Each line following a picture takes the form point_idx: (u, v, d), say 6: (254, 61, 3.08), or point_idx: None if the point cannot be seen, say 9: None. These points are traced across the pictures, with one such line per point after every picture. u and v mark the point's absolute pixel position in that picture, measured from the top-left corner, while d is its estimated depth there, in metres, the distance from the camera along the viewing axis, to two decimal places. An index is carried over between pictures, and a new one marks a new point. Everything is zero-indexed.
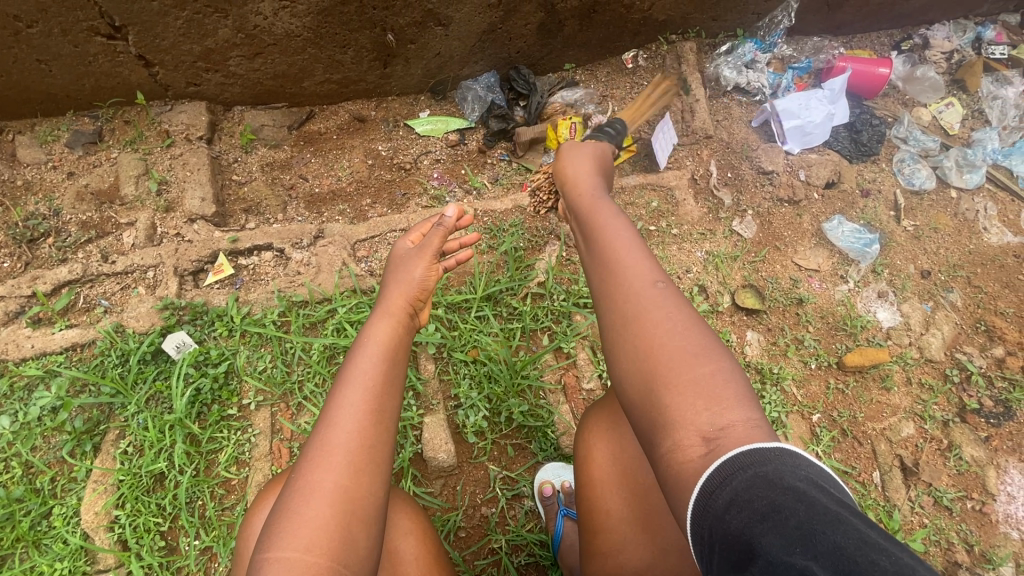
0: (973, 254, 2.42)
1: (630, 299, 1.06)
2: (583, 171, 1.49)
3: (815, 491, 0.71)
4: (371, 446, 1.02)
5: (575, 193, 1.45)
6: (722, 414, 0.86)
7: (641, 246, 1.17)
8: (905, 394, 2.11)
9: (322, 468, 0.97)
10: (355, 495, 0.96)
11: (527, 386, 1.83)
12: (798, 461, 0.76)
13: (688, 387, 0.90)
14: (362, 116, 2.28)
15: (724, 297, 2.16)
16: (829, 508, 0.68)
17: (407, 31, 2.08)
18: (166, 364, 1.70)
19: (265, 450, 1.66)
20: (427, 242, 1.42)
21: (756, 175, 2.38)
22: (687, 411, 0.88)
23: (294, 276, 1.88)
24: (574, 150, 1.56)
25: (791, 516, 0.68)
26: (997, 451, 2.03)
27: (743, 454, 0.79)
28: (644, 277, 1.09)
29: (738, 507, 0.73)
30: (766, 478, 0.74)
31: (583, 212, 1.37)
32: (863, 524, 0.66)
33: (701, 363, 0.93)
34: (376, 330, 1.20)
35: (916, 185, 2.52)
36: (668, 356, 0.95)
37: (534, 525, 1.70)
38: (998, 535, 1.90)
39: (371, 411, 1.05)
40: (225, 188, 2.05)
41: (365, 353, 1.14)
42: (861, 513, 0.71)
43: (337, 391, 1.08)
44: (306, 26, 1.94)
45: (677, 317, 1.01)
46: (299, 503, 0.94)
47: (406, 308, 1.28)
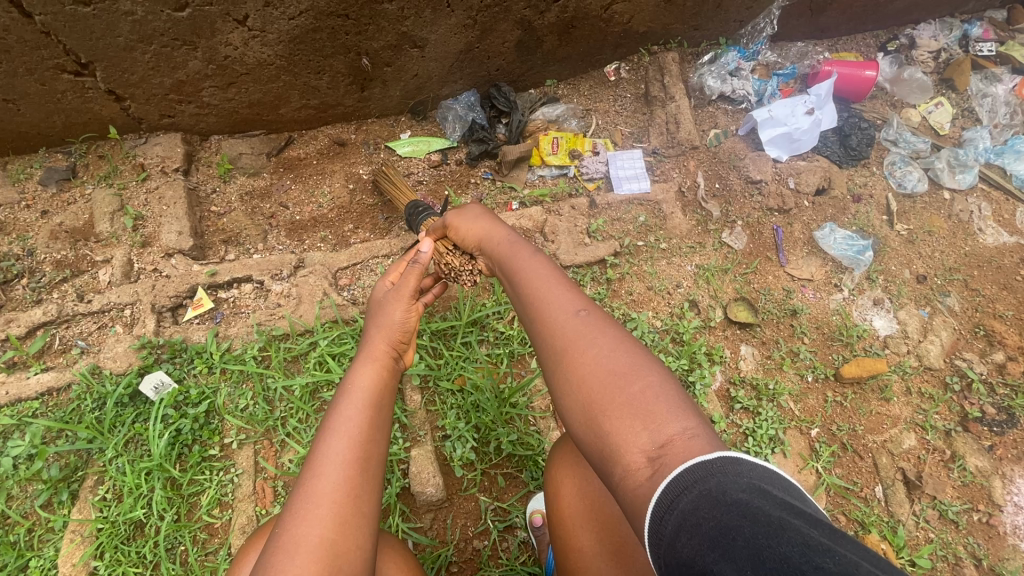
0: (970, 257, 2.37)
1: (556, 330, 1.04)
2: (485, 228, 1.40)
3: (758, 498, 0.68)
4: (359, 497, 0.96)
5: (488, 245, 1.37)
6: (660, 429, 0.84)
7: (558, 274, 1.15)
8: (904, 404, 2.07)
9: (306, 522, 0.91)
10: (343, 549, 0.90)
11: (516, 414, 1.80)
12: (739, 467, 0.73)
13: (624, 410, 0.88)
14: (342, 140, 2.25)
15: (716, 311, 2.11)
16: (772, 516, 0.65)
17: (383, 54, 2.05)
18: (143, 405, 1.66)
19: (249, 491, 1.61)
20: (404, 281, 1.38)
21: (744, 185, 2.35)
22: (627, 435, 0.86)
23: (275, 308, 1.85)
24: (463, 215, 1.47)
25: (738, 535, 0.64)
26: (1002, 460, 1.98)
27: (686, 472, 0.76)
28: (564, 306, 1.07)
29: (687, 532, 0.70)
30: (710, 496, 0.70)
31: (502, 257, 1.30)
32: (806, 525, 0.64)
33: (633, 382, 0.91)
34: (359, 374, 1.16)
35: (908, 188, 2.48)
36: (599, 381, 0.93)
37: (528, 557, 1.65)
38: (1006, 548, 1.85)
39: (357, 460, 1.00)
40: (204, 220, 2.01)
41: (349, 401, 1.09)
42: (808, 509, 0.68)
43: (321, 440, 1.03)
44: (278, 54, 1.91)
45: (602, 340, 0.99)
46: (282, 560, 0.87)
47: (389, 351, 1.24)
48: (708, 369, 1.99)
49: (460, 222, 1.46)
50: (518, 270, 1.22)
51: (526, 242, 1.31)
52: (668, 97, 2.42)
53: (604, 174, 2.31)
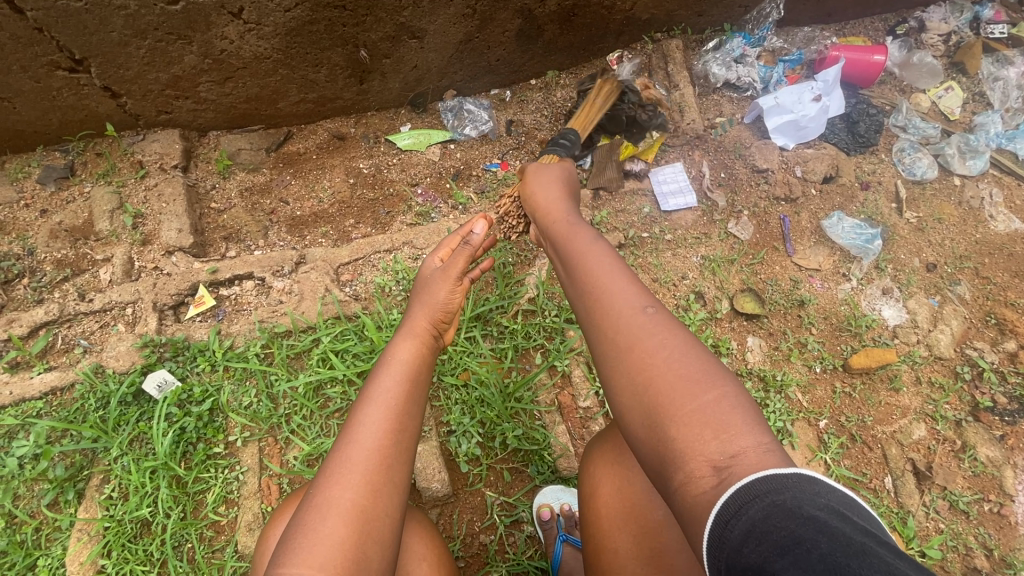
0: (981, 244, 2.33)
1: (621, 328, 1.01)
2: (552, 199, 1.51)
3: (837, 521, 0.66)
4: (391, 466, 0.95)
5: (548, 223, 1.45)
6: (731, 441, 0.81)
7: (622, 266, 1.13)
8: (914, 394, 2.04)
9: (341, 485, 0.91)
10: (373, 515, 0.89)
11: (521, 409, 1.78)
12: (816, 488, 0.71)
13: (692, 416, 0.85)
14: (341, 134, 2.23)
15: (722, 303, 2.08)
16: (853, 539, 0.63)
17: (381, 45, 2.02)
18: (147, 404, 1.66)
19: (254, 488, 1.61)
20: (452, 262, 1.35)
21: (750, 174, 2.32)
22: (693, 441, 0.83)
23: (277, 305, 1.84)
24: (540, 179, 1.58)
25: (813, 548, 0.63)
26: (1014, 450, 1.95)
27: (758, 481, 0.74)
28: (630, 302, 1.05)
29: (756, 539, 0.68)
30: (783, 508, 0.69)
31: (562, 239, 1.35)
32: (889, 554, 0.61)
33: (705, 391, 0.87)
34: (399, 349, 1.16)
35: (917, 175, 2.44)
36: (666, 384, 0.90)
37: (535, 551, 1.65)
38: (1018, 538, 1.82)
39: (393, 429, 0.99)
40: (204, 216, 2.00)
41: (387, 371, 1.10)
42: (886, 542, 0.66)
43: (359, 407, 1.03)
44: (275, 47, 1.89)
45: (671, 342, 0.96)
46: (315, 520, 0.87)
47: (429, 329, 1.25)
48: None
49: (531, 188, 1.58)
50: (581, 258, 1.22)
51: (586, 228, 1.34)
52: (673, 86, 2.41)
53: (659, 198, 2.22)
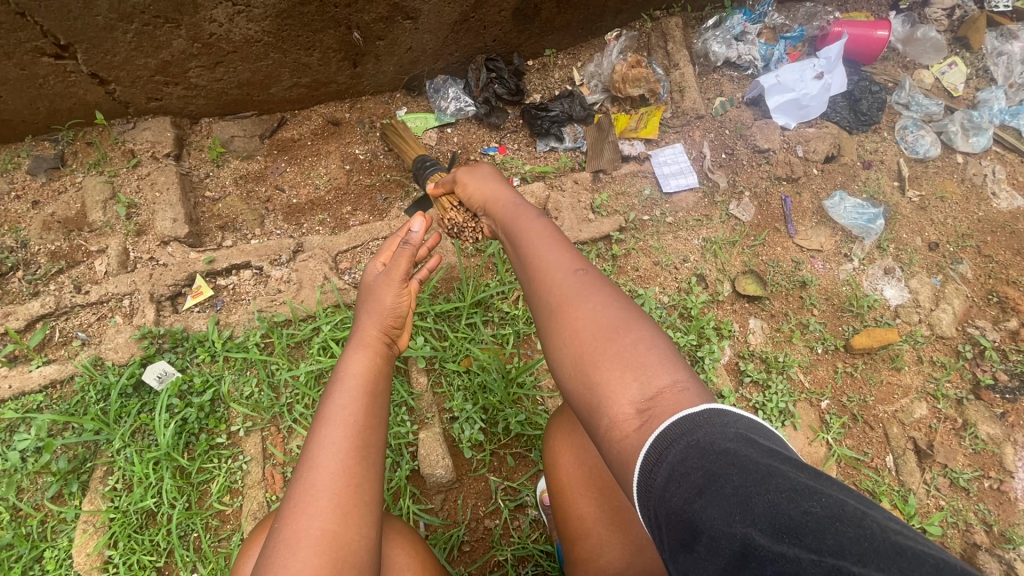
0: (983, 222, 2.32)
1: (552, 287, 1.01)
2: (494, 185, 1.37)
3: (745, 448, 0.66)
4: (359, 486, 0.95)
5: (495, 207, 1.32)
6: (650, 381, 0.82)
7: (555, 232, 1.12)
8: (916, 373, 2.04)
9: (307, 515, 0.91)
10: (345, 540, 0.90)
11: (523, 394, 1.78)
12: (726, 418, 0.72)
13: (613, 362, 0.86)
14: (336, 119, 2.19)
15: (724, 285, 2.07)
16: (760, 464, 0.64)
17: (374, 27, 1.97)
18: (147, 396, 1.65)
19: (258, 477, 1.61)
20: (394, 266, 1.31)
21: (751, 154, 2.29)
22: (616, 386, 0.84)
23: (275, 295, 1.82)
24: (474, 174, 1.43)
25: (726, 483, 0.63)
26: (1015, 427, 1.97)
27: (673, 426, 0.74)
28: (559, 264, 1.04)
29: (676, 481, 0.68)
30: (698, 447, 0.68)
31: (505, 222, 1.25)
32: (792, 469, 0.63)
33: (624, 335, 0.88)
34: (351, 362, 1.12)
35: (920, 153, 2.41)
36: (590, 334, 0.91)
37: (540, 535, 1.66)
38: (1017, 513, 1.84)
39: (354, 449, 0.98)
40: (199, 206, 1.97)
41: (342, 387, 1.07)
42: (793, 456, 0.68)
43: (315, 432, 1.01)
44: (266, 30, 1.84)
45: (596, 295, 0.96)
46: (284, 555, 0.87)
47: (381, 337, 1.20)
48: (716, 344, 1.96)
49: (470, 180, 1.42)
50: (518, 235, 1.18)
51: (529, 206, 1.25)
52: (673, 65, 2.37)
53: (658, 177, 2.20)
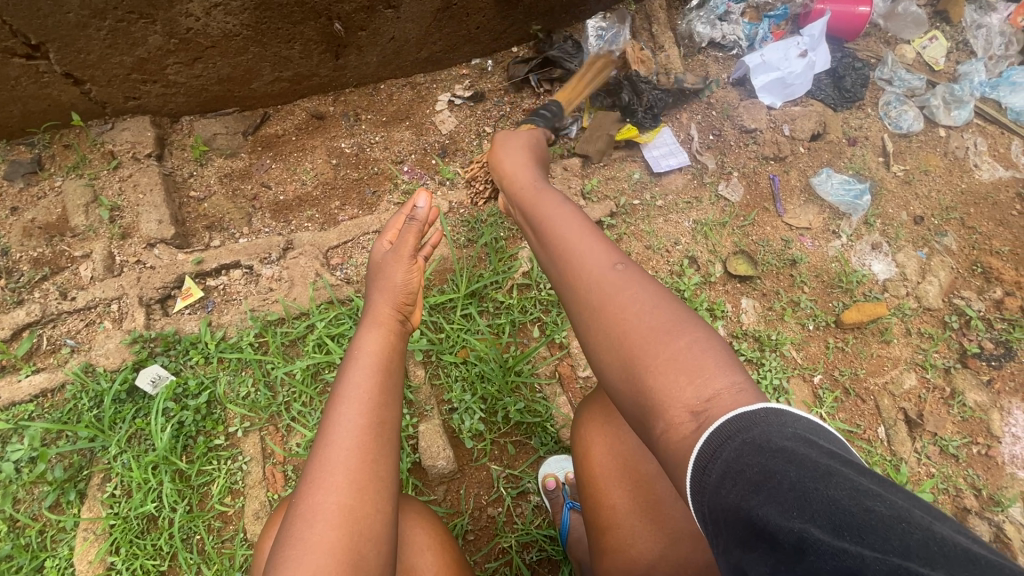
0: (966, 194, 2.35)
1: (591, 283, 1.04)
2: (518, 163, 1.53)
3: (804, 447, 0.67)
4: (374, 461, 0.97)
5: (510, 182, 1.49)
6: (706, 384, 0.82)
7: (592, 228, 1.17)
8: (905, 345, 2.08)
9: (324, 490, 0.92)
10: (361, 515, 0.91)
11: (521, 382, 1.78)
12: (784, 417, 0.72)
13: (667, 365, 0.86)
14: (320, 113, 2.16)
15: (716, 266, 2.09)
16: (819, 463, 0.64)
17: (355, 17, 1.94)
18: (142, 401, 1.63)
19: (259, 477, 1.61)
20: (401, 242, 1.34)
21: (738, 135, 2.29)
22: (670, 389, 0.84)
23: (267, 293, 1.80)
24: (506, 146, 1.59)
25: (783, 480, 0.63)
26: (1000, 393, 2.02)
27: (732, 421, 0.74)
28: (598, 262, 1.06)
29: (732, 478, 0.69)
30: (754, 444, 0.69)
31: (523, 202, 1.40)
32: (854, 473, 0.63)
33: (676, 338, 0.89)
34: (366, 340, 1.15)
35: (903, 128, 2.43)
36: (640, 335, 0.92)
37: (543, 520, 1.68)
38: (1005, 477, 1.90)
39: (370, 425, 1.00)
40: (184, 206, 1.94)
41: (358, 365, 1.09)
42: (855, 461, 0.67)
43: (332, 409, 1.02)
44: (244, 23, 1.80)
45: (641, 294, 0.98)
46: (302, 528, 0.89)
47: (394, 315, 1.23)
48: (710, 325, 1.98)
49: (500, 154, 1.59)
50: (546, 224, 1.26)
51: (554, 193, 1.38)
52: (658, 48, 2.37)
53: (648, 159, 2.20)
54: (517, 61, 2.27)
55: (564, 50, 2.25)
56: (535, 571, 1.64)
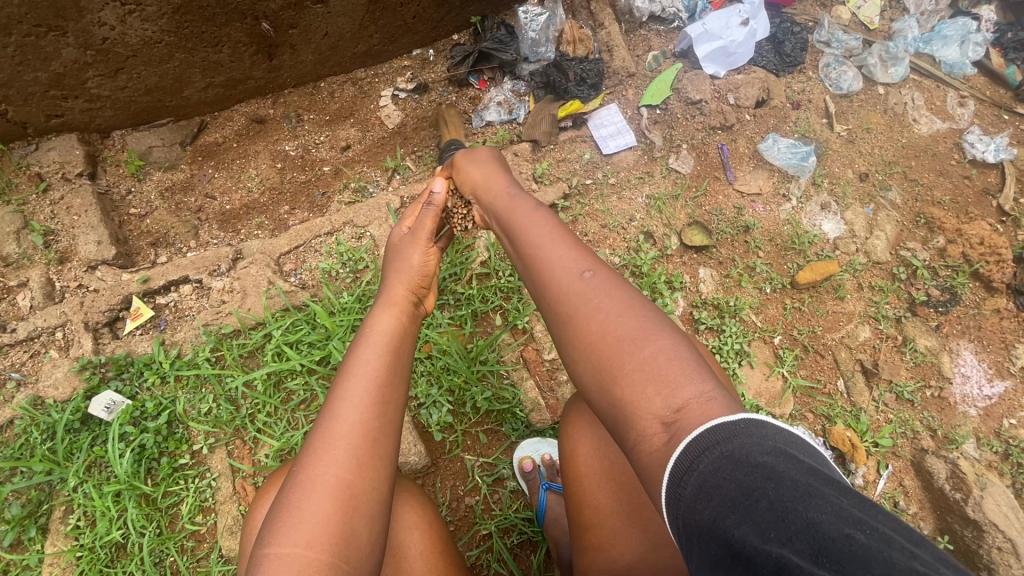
0: (907, 148, 2.43)
1: (561, 292, 1.05)
2: (487, 172, 1.44)
3: (783, 464, 0.67)
4: (376, 439, 0.98)
5: (484, 194, 1.40)
6: (674, 394, 0.84)
7: (566, 233, 1.15)
8: (857, 300, 2.15)
9: (325, 462, 0.93)
10: (359, 490, 0.93)
11: (487, 371, 1.79)
12: (765, 432, 0.72)
13: (636, 376, 0.89)
14: (260, 117, 2.10)
15: (671, 239, 2.12)
16: (799, 483, 0.63)
17: (284, 15, 1.88)
18: (98, 428, 1.59)
19: (229, 492, 1.59)
20: (420, 225, 1.42)
21: (684, 107, 2.31)
22: (640, 400, 0.87)
23: (219, 306, 1.76)
24: (472, 156, 1.50)
25: (762, 498, 0.63)
26: (949, 337, 2.12)
27: (705, 434, 0.75)
28: (569, 269, 1.07)
29: (707, 494, 0.69)
30: (732, 459, 0.70)
31: (499, 214, 1.32)
32: (835, 493, 0.62)
33: (643, 347, 0.91)
34: (380, 320, 1.17)
35: (844, 88, 2.49)
36: (608, 347, 0.94)
37: (521, 504, 1.70)
38: (958, 416, 2.00)
39: (376, 404, 1.01)
40: (125, 224, 1.87)
41: (369, 343, 1.11)
42: (837, 480, 0.66)
43: (339, 384, 1.04)
44: (165, 28, 1.73)
45: (610, 302, 0.99)
46: (300, 497, 0.91)
47: (408, 297, 1.26)
48: (669, 297, 2.01)
49: (466, 164, 1.49)
50: (518, 229, 1.23)
51: (526, 197, 1.33)
52: (598, 25, 2.37)
53: (597, 138, 2.21)
54: (451, 58, 2.26)
55: (497, 40, 2.22)
56: (517, 553, 1.66)
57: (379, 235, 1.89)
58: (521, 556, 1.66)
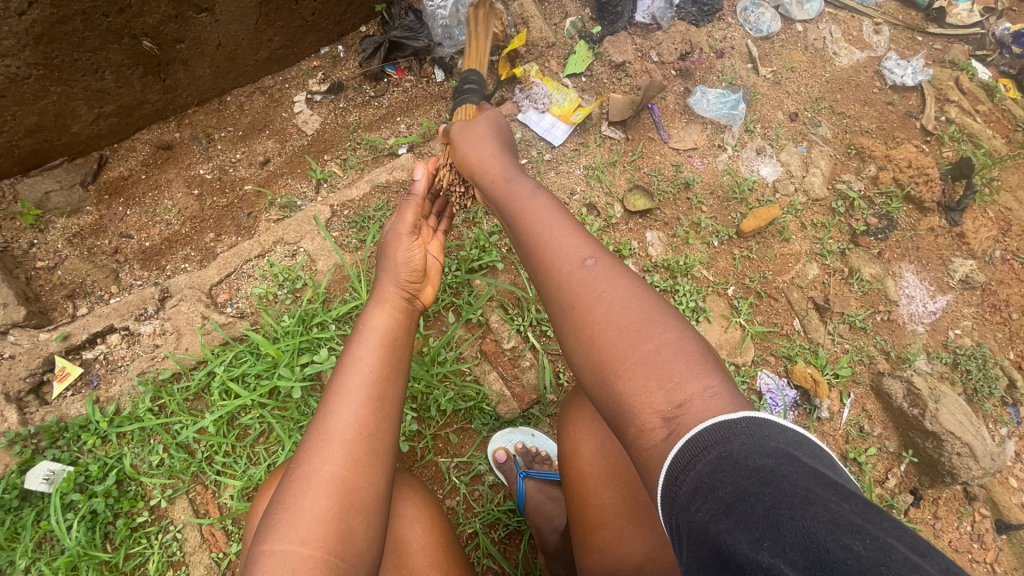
0: (831, 82, 2.46)
1: (561, 281, 1.02)
2: (487, 153, 1.35)
3: (784, 466, 0.65)
4: (372, 435, 0.95)
5: (483, 178, 1.32)
6: (677, 389, 0.82)
7: (567, 216, 1.11)
8: (802, 239, 2.19)
9: (319, 458, 0.91)
10: (354, 486, 0.89)
11: (448, 371, 1.76)
12: (767, 430, 0.71)
13: (637, 369, 0.87)
14: (166, 143, 1.96)
15: (615, 208, 2.10)
16: (799, 488, 0.61)
17: (166, 30, 1.75)
18: (41, 501, 1.49)
19: (198, 541, 1.52)
20: (400, 217, 1.35)
21: (610, 71, 2.28)
22: (641, 394, 0.85)
23: (153, 352, 1.65)
24: (467, 132, 1.42)
25: (757, 504, 0.61)
26: (891, 261, 2.18)
27: (706, 432, 0.74)
28: (571, 256, 1.03)
29: (702, 496, 0.68)
30: (730, 461, 0.68)
31: (498, 200, 1.25)
32: (836, 499, 0.59)
33: (646, 339, 0.89)
34: (374, 317, 1.14)
35: (763, 31, 2.48)
36: (609, 338, 0.92)
37: (502, 496, 1.68)
38: (907, 335, 2.08)
39: (370, 401, 0.98)
40: (33, 280, 1.73)
41: (362, 341, 1.08)
42: (841, 484, 0.63)
43: (334, 381, 1.01)
44: (31, 62, 1.59)
45: (613, 291, 0.96)
46: (295, 494, 0.88)
47: (400, 293, 1.22)
48: None
49: (463, 145, 1.41)
50: (517, 214, 1.18)
51: (525, 180, 1.24)
52: None
53: (517, 104, 2.19)
54: (362, 52, 2.13)
55: (406, 28, 2.07)
56: (506, 547, 1.65)
57: (313, 249, 1.80)
58: (510, 549, 1.65)
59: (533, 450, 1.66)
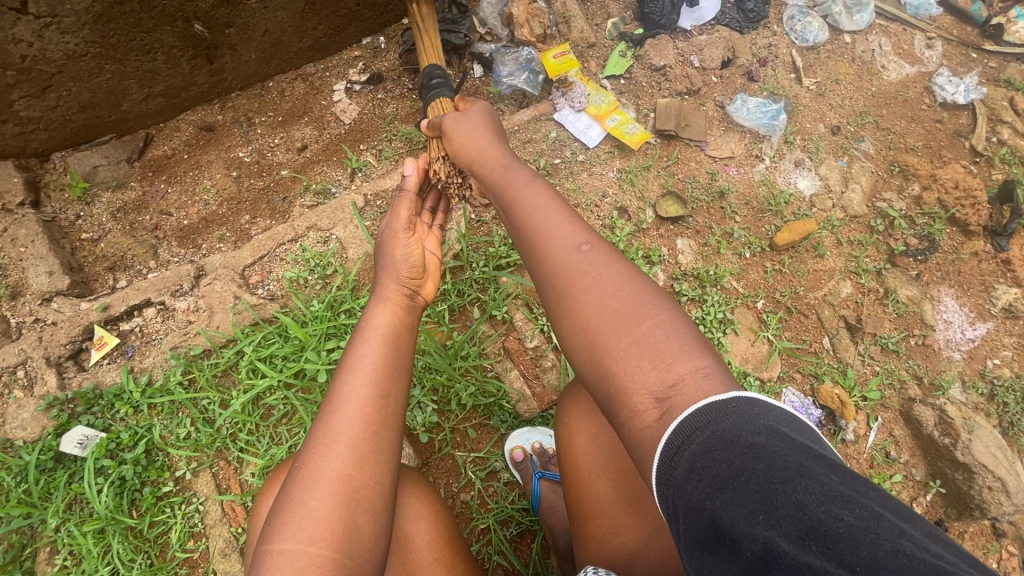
0: (877, 96, 2.39)
1: (554, 266, 1.00)
2: (480, 142, 1.34)
3: (775, 441, 0.64)
4: (377, 433, 0.96)
5: (478, 165, 1.31)
6: (670, 369, 0.80)
7: (561, 203, 1.09)
8: (837, 256, 2.13)
9: (325, 457, 0.92)
10: (360, 485, 0.91)
11: (470, 366, 1.76)
12: (756, 409, 0.70)
13: (630, 350, 0.85)
14: (209, 124, 2.01)
15: (646, 212, 2.07)
16: (789, 461, 0.61)
17: (217, 15, 1.79)
18: (74, 464, 1.54)
19: (218, 515, 1.55)
20: (394, 215, 1.31)
21: (649, 74, 2.26)
22: (633, 375, 0.83)
23: (186, 327, 1.70)
24: (462, 122, 1.41)
25: (751, 479, 0.61)
26: (930, 285, 2.12)
27: (700, 413, 0.72)
28: (565, 240, 1.01)
29: (697, 474, 0.66)
30: (723, 439, 0.67)
31: (489, 185, 1.25)
32: (824, 471, 0.60)
33: (639, 322, 0.87)
34: (376, 315, 1.13)
35: (810, 40, 2.42)
36: (602, 319, 0.90)
37: (517, 495, 1.68)
38: (942, 361, 2.01)
39: (375, 401, 0.98)
40: (77, 251, 1.79)
41: (365, 339, 1.08)
42: (829, 454, 0.64)
43: (337, 380, 1.01)
44: (89, 40, 1.64)
45: (607, 276, 0.95)
46: (302, 493, 0.89)
47: (401, 290, 1.21)
48: (648, 272, 1.98)
49: (457, 132, 1.40)
50: (512, 201, 1.15)
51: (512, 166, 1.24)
52: None
53: (554, 101, 2.17)
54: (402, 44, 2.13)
55: (447, 20, 2.08)
56: (517, 547, 1.65)
57: (345, 236, 1.83)
58: (521, 548, 1.65)
59: (550, 452, 1.65)
